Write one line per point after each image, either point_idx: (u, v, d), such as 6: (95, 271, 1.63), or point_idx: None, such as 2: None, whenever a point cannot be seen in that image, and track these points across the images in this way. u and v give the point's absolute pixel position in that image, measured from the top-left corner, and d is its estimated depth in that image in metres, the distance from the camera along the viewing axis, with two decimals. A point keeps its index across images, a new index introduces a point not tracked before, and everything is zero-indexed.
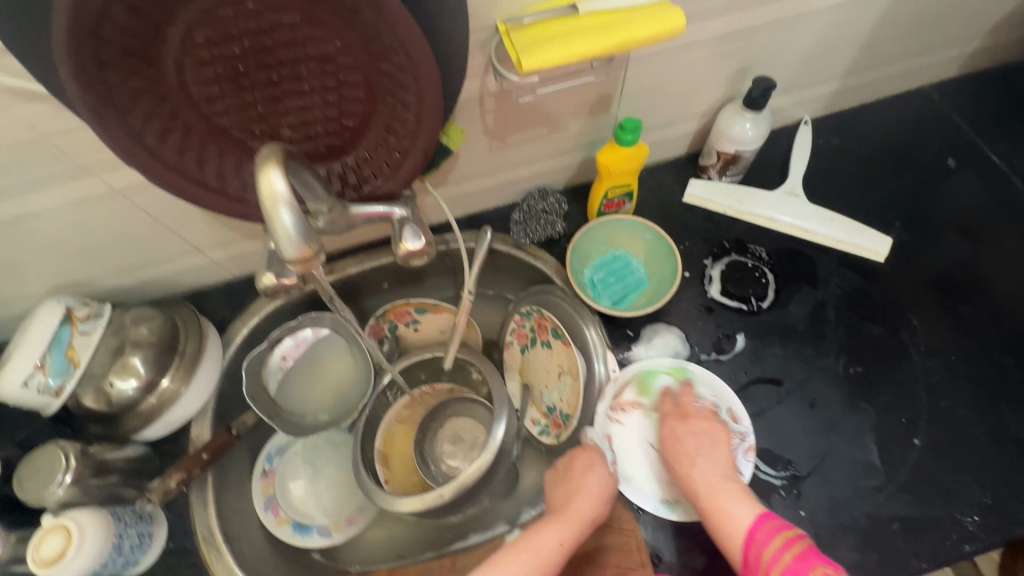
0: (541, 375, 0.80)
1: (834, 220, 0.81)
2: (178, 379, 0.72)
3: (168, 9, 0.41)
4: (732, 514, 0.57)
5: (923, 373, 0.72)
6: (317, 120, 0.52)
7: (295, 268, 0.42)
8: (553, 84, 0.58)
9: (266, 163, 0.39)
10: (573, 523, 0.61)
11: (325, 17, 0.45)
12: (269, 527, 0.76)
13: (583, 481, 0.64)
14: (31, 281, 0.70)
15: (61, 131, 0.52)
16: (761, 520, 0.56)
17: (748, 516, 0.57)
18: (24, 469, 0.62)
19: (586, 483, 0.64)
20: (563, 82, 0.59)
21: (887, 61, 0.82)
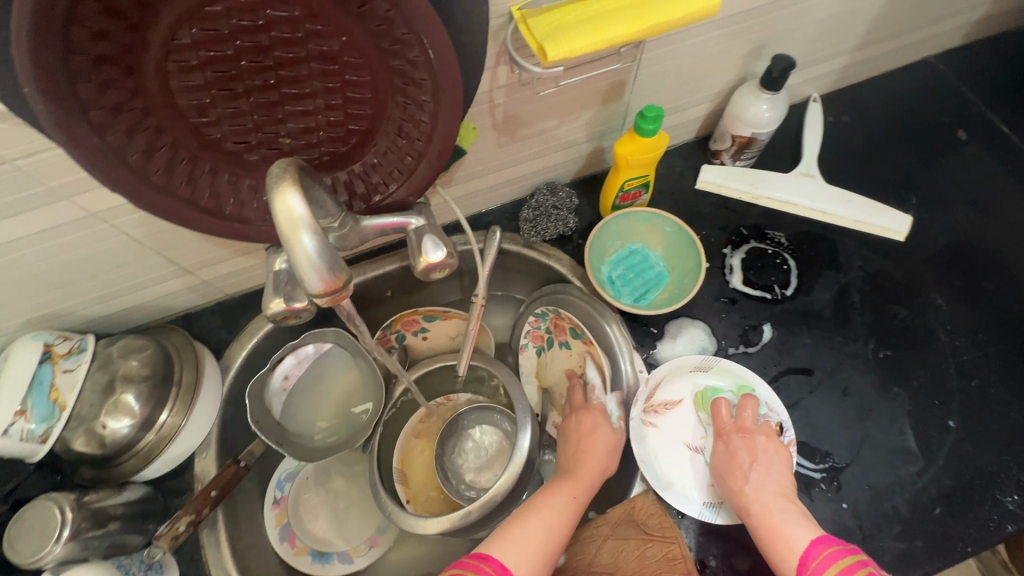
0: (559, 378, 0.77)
1: (854, 201, 0.78)
2: (176, 413, 0.66)
3: (147, 8, 0.36)
4: (786, 534, 0.54)
5: (952, 352, 0.71)
6: (320, 125, 0.47)
7: (323, 301, 0.37)
8: (579, 73, 0.58)
9: (282, 183, 0.34)
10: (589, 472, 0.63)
11: (329, 10, 0.39)
12: (286, 559, 0.71)
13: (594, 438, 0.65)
14: (3, 317, 0.64)
15: (26, 153, 0.46)
16: (818, 549, 0.52)
17: (803, 538, 0.53)
18: (13, 527, 0.55)
19: (597, 441, 0.65)
20: (588, 70, 0.58)
21: (898, 33, 0.80)
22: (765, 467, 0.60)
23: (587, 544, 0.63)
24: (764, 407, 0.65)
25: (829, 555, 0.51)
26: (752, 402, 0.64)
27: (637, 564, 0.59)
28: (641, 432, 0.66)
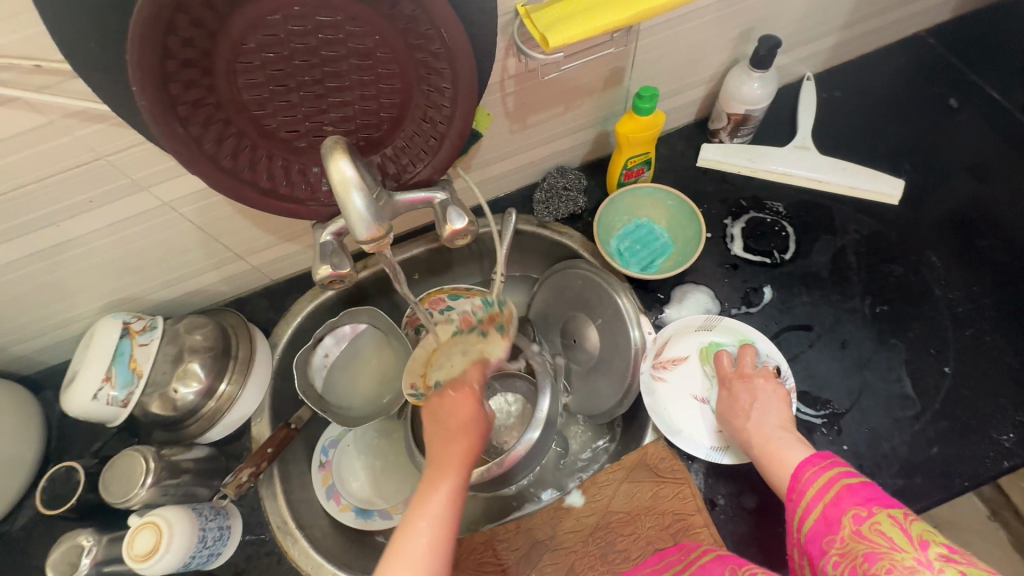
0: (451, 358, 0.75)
1: (846, 169, 0.83)
2: (235, 381, 0.75)
3: (223, 19, 0.44)
4: (784, 457, 0.59)
5: (948, 305, 0.75)
6: (356, 114, 0.55)
7: (369, 249, 0.45)
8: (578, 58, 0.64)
9: (334, 152, 0.42)
10: (459, 463, 0.61)
11: (366, 14, 0.47)
12: (333, 514, 0.79)
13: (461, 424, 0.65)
14: (89, 300, 0.74)
15: (118, 149, 0.55)
16: (802, 474, 0.55)
17: (799, 458, 0.58)
18: (106, 474, 0.65)
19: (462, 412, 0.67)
20: (585, 56, 0.65)
21: (885, 10, 0.85)
22: (765, 405, 0.65)
23: (605, 487, 0.68)
24: (763, 356, 0.71)
25: (807, 479, 0.54)
26: (752, 351, 0.70)
27: (652, 503, 0.66)
28: (652, 385, 0.73)
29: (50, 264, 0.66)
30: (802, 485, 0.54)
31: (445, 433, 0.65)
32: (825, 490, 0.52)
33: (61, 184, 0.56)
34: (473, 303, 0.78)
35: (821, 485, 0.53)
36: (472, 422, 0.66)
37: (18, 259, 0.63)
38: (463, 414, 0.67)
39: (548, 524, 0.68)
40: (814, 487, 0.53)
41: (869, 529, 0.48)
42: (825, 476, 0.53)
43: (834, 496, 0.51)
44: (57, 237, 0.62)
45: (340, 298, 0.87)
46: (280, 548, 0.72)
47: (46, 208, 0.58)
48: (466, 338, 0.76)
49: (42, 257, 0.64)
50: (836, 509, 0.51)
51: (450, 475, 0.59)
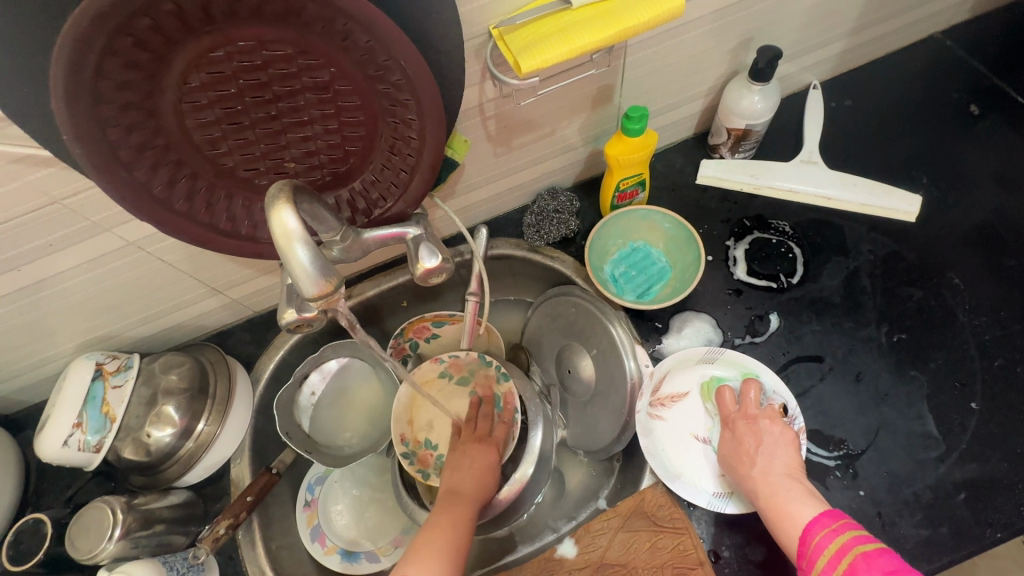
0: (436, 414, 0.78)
1: (858, 184, 0.77)
2: (212, 423, 0.72)
3: (162, 59, 0.41)
4: (793, 511, 0.54)
5: (973, 332, 0.68)
6: (319, 149, 0.51)
7: (317, 304, 0.42)
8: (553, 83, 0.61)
9: (276, 202, 0.39)
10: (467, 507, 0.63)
11: (318, 46, 0.44)
12: (316, 557, 0.75)
13: (476, 468, 0.68)
14: (63, 339, 0.71)
15: (72, 192, 0.52)
16: (813, 533, 0.52)
17: (809, 511, 0.54)
18: (75, 527, 0.62)
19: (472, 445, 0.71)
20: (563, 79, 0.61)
21: (896, 13, 0.79)
22: (771, 450, 0.60)
23: (599, 536, 0.64)
24: (770, 394, 0.65)
25: (817, 545, 0.51)
26: (757, 387, 0.65)
27: (649, 556, 0.61)
28: (648, 424, 0.68)
29: (16, 308, 0.63)
30: (812, 552, 0.51)
31: (465, 470, 0.68)
32: (836, 560, 0.49)
33: (14, 230, 0.54)
34: (468, 352, 0.79)
35: (832, 555, 0.49)
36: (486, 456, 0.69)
37: None
38: (481, 460, 0.69)
39: None
40: (825, 556, 0.50)
41: None
42: (835, 543, 0.50)
43: (848, 568, 0.48)
44: (18, 281, 0.60)
45: (325, 330, 0.83)
46: None
47: (5, 254, 0.56)
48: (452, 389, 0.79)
49: (5, 302, 0.62)
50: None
51: (458, 517, 0.61)
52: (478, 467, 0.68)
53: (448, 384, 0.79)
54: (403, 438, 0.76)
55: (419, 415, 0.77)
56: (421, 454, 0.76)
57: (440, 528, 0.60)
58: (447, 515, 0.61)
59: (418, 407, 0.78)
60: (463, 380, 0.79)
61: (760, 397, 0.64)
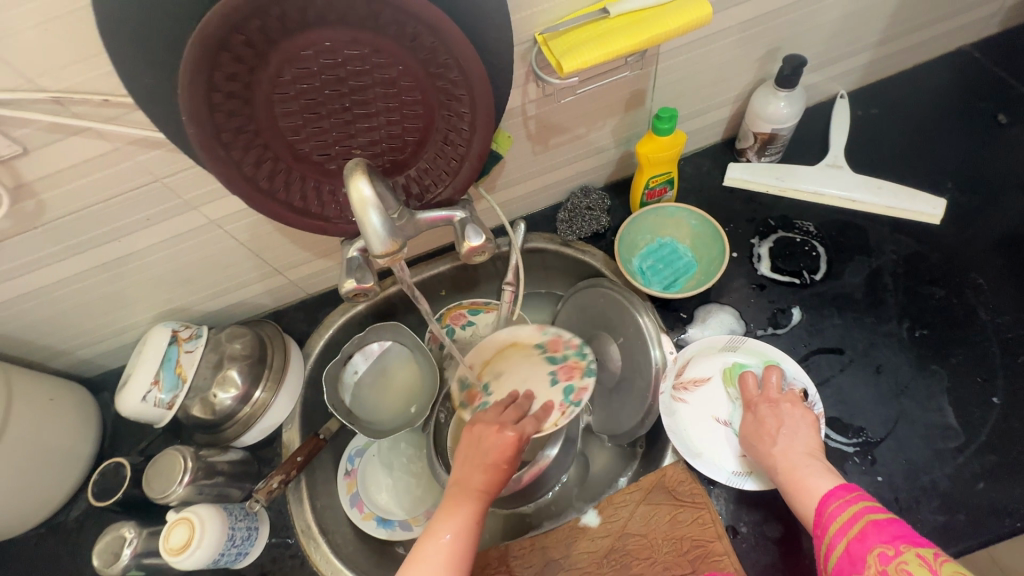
0: (513, 377, 0.78)
1: (882, 187, 0.80)
2: (269, 389, 0.79)
3: (262, 55, 0.48)
4: (811, 485, 0.57)
5: (996, 330, 0.70)
6: (383, 138, 0.58)
7: (383, 262, 0.48)
8: (591, 82, 0.66)
9: (354, 174, 0.46)
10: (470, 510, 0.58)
11: (390, 47, 0.51)
12: (355, 522, 0.81)
13: (486, 464, 0.61)
14: (145, 309, 0.80)
15: (172, 172, 0.61)
16: (829, 502, 0.54)
17: (826, 486, 0.57)
18: (150, 471, 0.70)
19: (485, 436, 0.64)
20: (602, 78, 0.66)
21: (923, 25, 0.82)
22: (792, 431, 0.63)
23: (621, 508, 0.67)
24: (789, 380, 0.68)
25: (830, 513, 0.53)
26: (778, 373, 0.68)
27: (669, 527, 0.64)
28: (671, 406, 0.72)
29: (110, 277, 0.72)
30: (826, 520, 0.54)
31: (475, 464, 0.61)
32: (848, 526, 0.52)
33: (121, 204, 0.62)
34: (572, 337, 0.79)
35: (844, 521, 0.52)
36: (504, 452, 0.61)
37: (82, 272, 0.70)
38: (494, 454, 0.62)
39: (563, 543, 0.67)
40: (837, 522, 0.53)
41: (895, 569, 0.46)
42: (849, 511, 0.52)
43: (857, 532, 0.50)
44: (116, 252, 0.69)
45: (370, 312, 0.90)
46: (304, 551, 0.74)
47: (109, 226, 0.65)
48: (536, 361, 0.79)
49: (103, 270, 0.71)
50: (859, 546, 0.50)
51: (458, 521, 0.57)
52: (489, 465, 0.61)
53: (536, 355, 0.79)
54: (470, 367, 0.81)
55: (496, 363, 0.80)
56: (473, 391, 0.79)
57: (445, 538, 0.56)
58: (452, 524, 0.56)
59: (500, 357, 0.81)
60: (553, 359, 0.78)
61: (782, 382, 0.67)
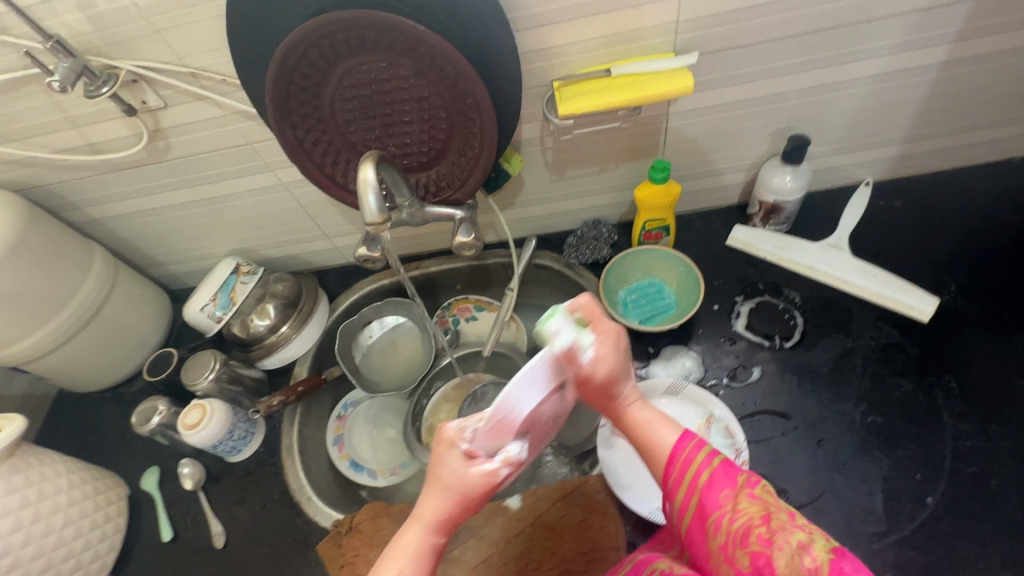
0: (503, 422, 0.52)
1: (877, 275, 0.82)
2: (293, 327, 0.96)
3: (330, 65, 0.64)
4: (658, 436, 0.54)
5: (953, 435, 0.70)
6: (414, 142, 0.73)
7: (371, 229, 0.61)
8: (587, 127, 0.76)
9: (365, 160, 0.60)
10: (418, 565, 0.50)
11: (426, 73, 0.65)
12: (332, 458, 0.94)
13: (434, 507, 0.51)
14: (224, 242, 1.01)
15: (259, 139, 0.79)
16: (683, 444, 0.52)
17: (670, 438, 0.54)
18: (188, 363, 0.90)
19: (445, 469, 0.50)
20: (595, 126, 0.76)
21: (958, 129, 0.83)
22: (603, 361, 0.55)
23: (541, 500, 0.75)
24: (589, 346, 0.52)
25: (688, 451, 0.51)
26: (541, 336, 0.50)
27: (578, 526, 0.71)
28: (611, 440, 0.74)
29: (203, 211, 0.93)
30: (680, 459, 0.51)
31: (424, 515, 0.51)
32: (708, 460, 0.49)
33: (221, 156, 0.82)
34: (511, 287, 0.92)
35: (704, 456, 0.50)
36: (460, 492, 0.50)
37: (185, 203, 0.91)
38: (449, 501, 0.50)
39: (483, 515, 0.75)
40: (694, 461, 0.50)
41: (761, 491, 0.47)
42: (704, 450, 0.50)
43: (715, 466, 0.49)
44: (212, 193, 0.89)
45: (391, 288, 1.05)
46: (282, 463, 0.88)
47: (209, 171, 0.85)
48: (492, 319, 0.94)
49: (199, 205, 0.92)
50: (722, 476, 0.48)
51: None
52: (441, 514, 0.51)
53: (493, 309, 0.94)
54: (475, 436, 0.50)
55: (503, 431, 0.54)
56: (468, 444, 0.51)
57: None
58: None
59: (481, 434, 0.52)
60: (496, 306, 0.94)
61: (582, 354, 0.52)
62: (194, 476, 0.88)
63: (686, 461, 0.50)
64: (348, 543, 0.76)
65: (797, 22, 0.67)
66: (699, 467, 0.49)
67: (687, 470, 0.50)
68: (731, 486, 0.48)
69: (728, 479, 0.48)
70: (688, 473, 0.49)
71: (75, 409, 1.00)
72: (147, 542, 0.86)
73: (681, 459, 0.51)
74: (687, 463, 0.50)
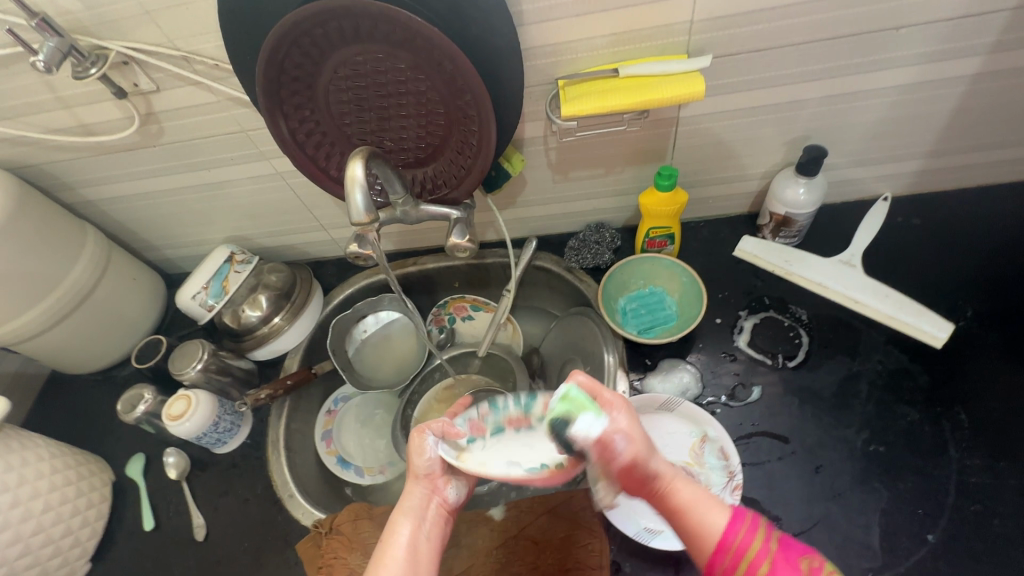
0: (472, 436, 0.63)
1: (890, 296, 0.78)
2: (285, 319, 0.94)
3: (324, 54, 0.62)
4: (704, 519, 0.51)
5: (958, 470, 0.67)
6: (411, 137, 0.70)
7: (357, 228, 0.59)
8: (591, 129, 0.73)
9: (354, 157, 0.57)
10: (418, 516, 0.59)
11: (423, 67, 0.62)
12: (320, 453, 0.92)
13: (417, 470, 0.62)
14: (219, 229, 0.99)
15: (254, 128, 0.77)
16: (735, 527, 0.49)
17: (719, 519, 0.50)
18: (177, 352, 0.89)
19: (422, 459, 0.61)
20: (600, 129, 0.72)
21: (984, 146, 0.78)
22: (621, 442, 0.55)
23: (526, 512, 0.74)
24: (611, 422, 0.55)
25: (741, 537, 0.48)
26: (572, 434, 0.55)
27: (564, 537, 0.69)
28: None
29: (198, 197, 0.91)
30: (735, 549, 0.48)
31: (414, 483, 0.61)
32: (765, 546, 0.47)
33: (216, 143, 0.80)
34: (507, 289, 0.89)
35: (759, 542, 0.47)
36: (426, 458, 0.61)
37: (179, 188, 0.89)
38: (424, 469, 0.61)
39: (466, 524, 0.74)
40: (751, 549, 0.47)
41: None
42: (758, 537, 0.48)
43: (772, 554, 0.47)
44: (207, 179, 0.87)
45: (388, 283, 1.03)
46: (267, 457, 0.87)
47: (204, 157, 0.83)
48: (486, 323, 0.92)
49: (193, 191, 0.90)
50: (784, 563, 0.46)
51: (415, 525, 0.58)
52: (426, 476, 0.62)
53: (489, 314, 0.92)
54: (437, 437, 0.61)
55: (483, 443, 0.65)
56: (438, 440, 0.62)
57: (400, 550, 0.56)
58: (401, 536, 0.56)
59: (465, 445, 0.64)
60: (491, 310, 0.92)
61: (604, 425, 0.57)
62: (179, 466, 0.87)
63: (741, 548, 0.47)
64: (326, 545, 0.74)
65: (819, 27, 0.63)
66: (756, 553, 0.47)
67: (744, 556, 0.47)
68: (797, 572, 0.46)
69: (791, 566, 0.46)
70: (745, 563, 0.47)
71: (67, 390, 0.99)
72: (130, 529, 0.86)
73: (734, 546, 0.48)
74: (742, 550, 0.47)
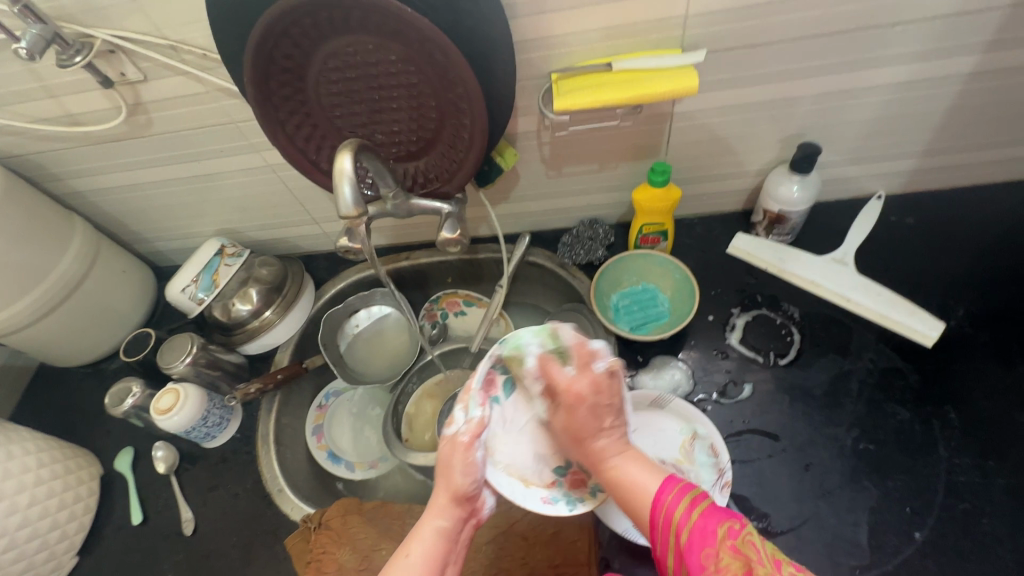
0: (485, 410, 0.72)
1: (882, 295, 0.78)
2: (276, 313, 0.93)
3: (314, 45, 0.61)
4: (638, 482, 0.57)
5: (947, 470, 0.67)
6: (402, 130, 0.70)
7: (346, 220, 0.59)
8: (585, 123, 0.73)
9: (343, 149, 0.56)
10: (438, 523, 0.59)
11: (415, 59, 0.61)
12: (310, 448, 0.92)
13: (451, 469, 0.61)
14: (210, 222, 0.98)
15: (244, 119, 0.76)
16: (665, 492, 0.53)
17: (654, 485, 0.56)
18: (166, 345, 0.88)
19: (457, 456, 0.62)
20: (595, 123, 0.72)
21: (978, 146, 0.78)
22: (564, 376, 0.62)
23: (515, 508, 0.74)
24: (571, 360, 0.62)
25: (665, 503, 0.52)
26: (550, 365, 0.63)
27: (552, 533, 0.70)
28: None
29: (187, 189, 0.90)
30: (660, 514, 0.52)
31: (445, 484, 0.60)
32: (689, 512, 0.50)
33: (205, 134, 0.79)
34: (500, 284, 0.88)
35: (683, 508, 0.51)
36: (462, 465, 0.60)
37: (169, 180, 0.88)
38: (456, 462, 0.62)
39: None
40: (675, 514, 0.51)
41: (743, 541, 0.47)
42: (682, 503, 0.51)
43: (693, 521, 0.49)
44: (197, 171, 0.86)
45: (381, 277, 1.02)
46: (256, 452, 0.87)
47: (194, 149, 0.82)
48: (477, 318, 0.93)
49: (183, 183, 0.89)
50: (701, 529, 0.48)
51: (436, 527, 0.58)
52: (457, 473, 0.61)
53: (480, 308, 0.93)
54: None
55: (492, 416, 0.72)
56: None
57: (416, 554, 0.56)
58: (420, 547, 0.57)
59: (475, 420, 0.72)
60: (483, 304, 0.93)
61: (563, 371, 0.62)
62: (168, 460, 0.87)
63: (666, 511, 0.51)
64: (315, 540, 0.74)
65: (814, 23, 0.62)
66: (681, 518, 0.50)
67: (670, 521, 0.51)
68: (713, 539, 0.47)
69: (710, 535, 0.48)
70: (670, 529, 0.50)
71: (56, 383, 0.98)
72: (119, 523, 0.85)
73: (662, 510, 0.52)
74: (668, 514, 0.51)
